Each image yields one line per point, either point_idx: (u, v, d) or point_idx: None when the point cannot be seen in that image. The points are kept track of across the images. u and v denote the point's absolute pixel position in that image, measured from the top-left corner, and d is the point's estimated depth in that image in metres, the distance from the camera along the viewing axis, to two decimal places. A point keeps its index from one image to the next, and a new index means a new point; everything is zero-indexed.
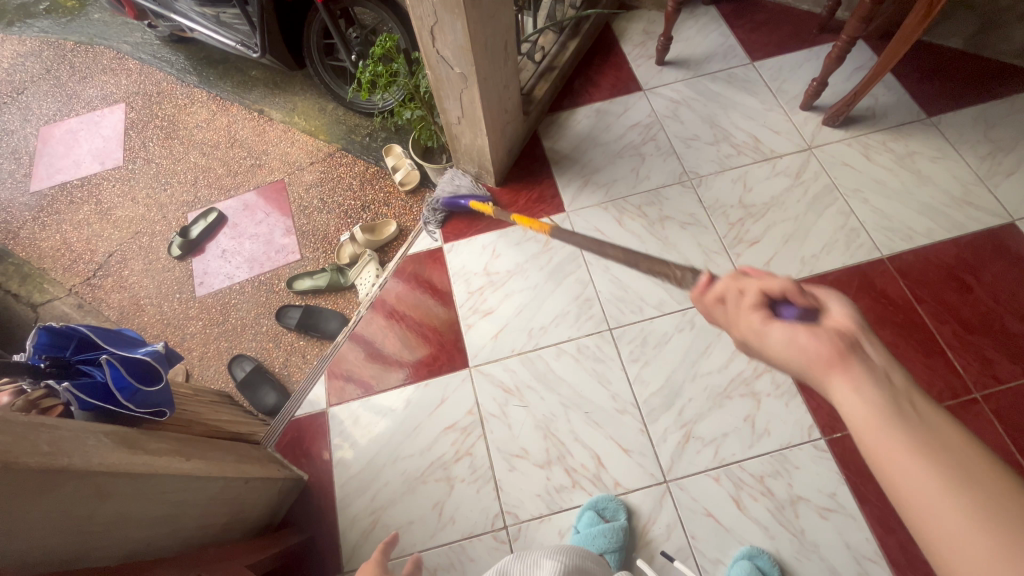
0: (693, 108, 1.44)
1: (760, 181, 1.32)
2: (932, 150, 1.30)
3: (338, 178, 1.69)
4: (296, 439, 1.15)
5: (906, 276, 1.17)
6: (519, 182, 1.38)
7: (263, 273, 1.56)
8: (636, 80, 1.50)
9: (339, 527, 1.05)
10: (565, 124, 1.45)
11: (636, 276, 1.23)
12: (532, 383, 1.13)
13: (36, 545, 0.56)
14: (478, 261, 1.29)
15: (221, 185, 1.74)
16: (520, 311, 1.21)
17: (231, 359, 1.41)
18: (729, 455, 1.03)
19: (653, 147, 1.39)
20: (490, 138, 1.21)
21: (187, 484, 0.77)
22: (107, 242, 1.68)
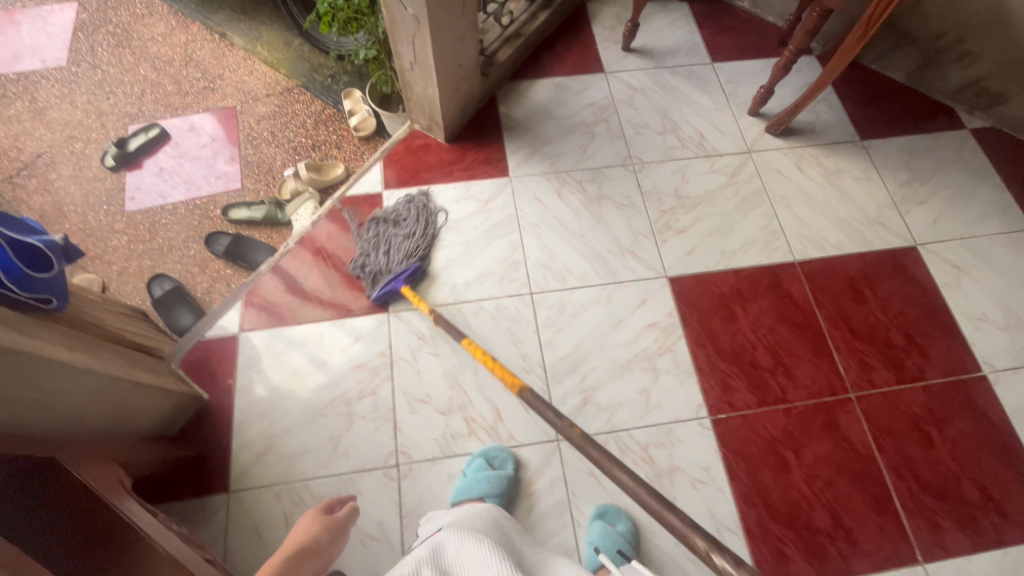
0: (649, 97, 1.47)
1: (698, 176, 1.37)
2: (858, 170, 1.39)
3: (293, 114, 1.66)
4: (202, 359, 1.14)
5: (812, 281, 1.24)
6: (469, 141, 1.39)
7: (200, 197, 1.52)
8: (600, 61, 1.52)
9: (232, 449, 1.05)
10: (523, 93, 1.46)
11: (565, 247, 1.26)
12: (447, 335, 1.16)
13: None
14: (415, 212, 1.30)
15: (168, 103, 1.68)
16: (448, 265, 1.23)
17: (151, 278, 1.38)
18: (620, 423, 1.09)
19: (604, 129, 1.42)
20: (441, 90, 1.22)
21: (63, 373, 0.76)
22: (36, 143, 1.60)
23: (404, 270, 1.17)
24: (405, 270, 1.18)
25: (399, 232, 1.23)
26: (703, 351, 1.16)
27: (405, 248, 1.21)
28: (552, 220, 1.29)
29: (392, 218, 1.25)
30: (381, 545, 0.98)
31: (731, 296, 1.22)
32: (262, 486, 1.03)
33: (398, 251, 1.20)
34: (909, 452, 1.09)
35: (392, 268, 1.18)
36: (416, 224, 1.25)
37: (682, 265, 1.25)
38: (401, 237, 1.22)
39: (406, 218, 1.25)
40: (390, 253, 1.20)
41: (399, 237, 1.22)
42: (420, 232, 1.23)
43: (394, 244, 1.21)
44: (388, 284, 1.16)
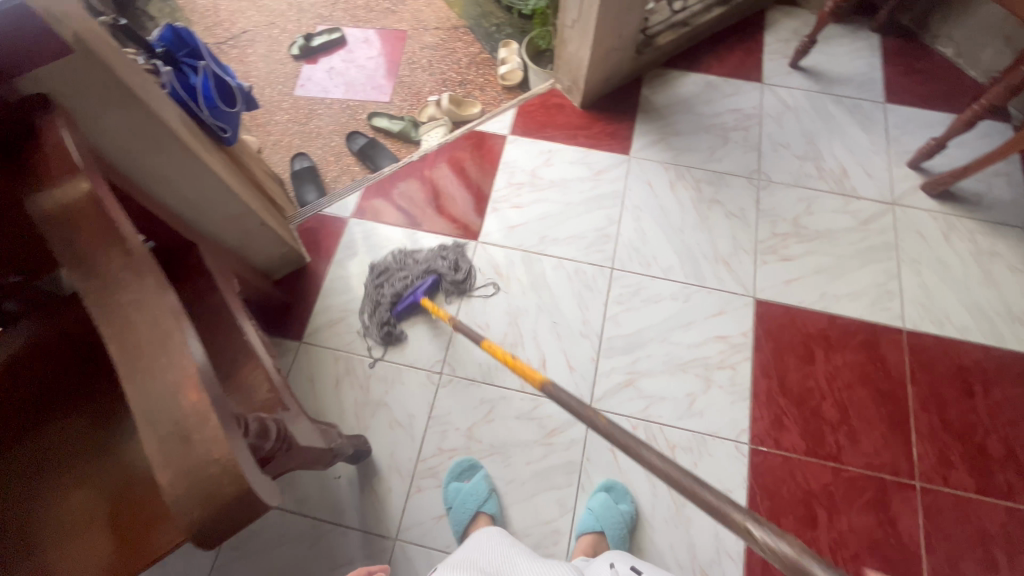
0: (801, 119, 1.40)
1: (825, 210, 1.28)
2: (1017, 259, 1.22)
3: (452, 49, 1.79)
4: (314, 229, 1.30)
5: (915, 355, 1.13)
6: (602, 113, 1.41)
7: (353, 100, 1.70)
8: (761, 71, 1.47)
9: (313, 309, 1.20)
10: (671, 82, 1.45)
11: (661, 237, 1.26)
12: (521, 279, 1.22)
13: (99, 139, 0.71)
14: (530, 162, 1.35)
15: (354, 14, 1.88)
16: (543, 218, 1.28)
17: (295, 154, 1.58)
18: (655, 415, 1.08)
19: (741, 137, 1.37)
20: (592, 54, 1.25)
21: (218, 189, 0.91)
22: (245, 21, 1.88)
23: (423, 283, 1.17)
24: (423, 283, 1.17)
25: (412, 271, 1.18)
26: (766, 381, 1.11)
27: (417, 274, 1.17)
28: (657, 208, 1.29)
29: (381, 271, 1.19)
30: (404, 434, 1.08)
31: (816, 338, 1.15)
32: (326, 348, 1.16)
33: (407, 276, 1.18)
34: (962, 565, 0.97)
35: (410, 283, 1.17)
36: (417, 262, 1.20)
37: (775, 291, 1.20)
38: (390, 284, 1.17)
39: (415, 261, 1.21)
40: (387, 288, 1.16)
41: (400, 275, 1.18)
42: (415, 275, 1.17)
43: (386, 293, 1.16)
44: (405, 295, 1.15)
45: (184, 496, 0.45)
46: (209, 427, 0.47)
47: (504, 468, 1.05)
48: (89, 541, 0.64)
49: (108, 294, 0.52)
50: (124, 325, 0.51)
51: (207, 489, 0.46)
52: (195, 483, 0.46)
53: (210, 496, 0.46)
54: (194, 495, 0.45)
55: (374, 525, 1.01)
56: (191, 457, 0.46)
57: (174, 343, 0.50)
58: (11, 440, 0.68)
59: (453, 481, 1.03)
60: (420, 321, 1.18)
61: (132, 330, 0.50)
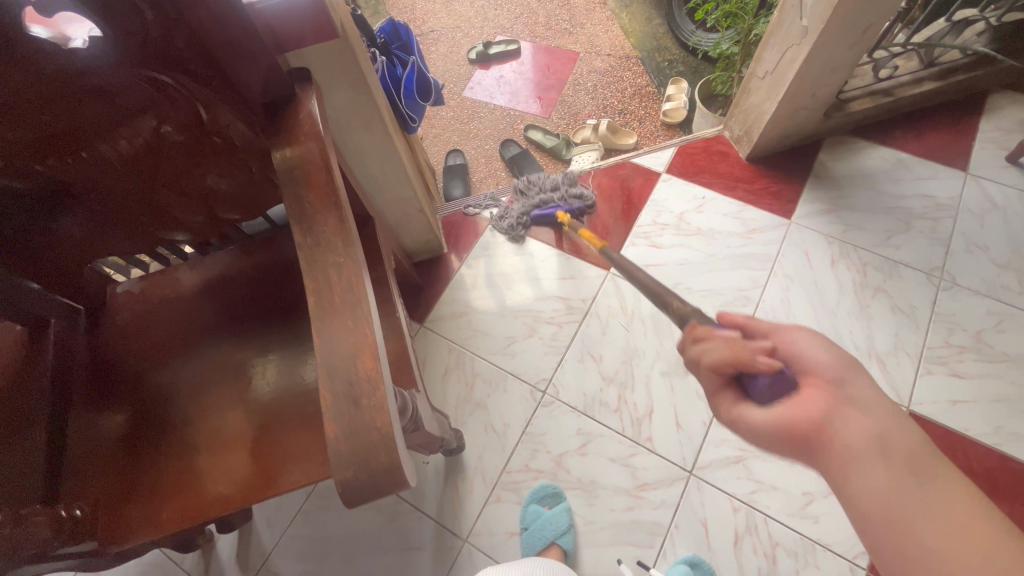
0: (1008, 222, 1.21)
1: (1019, 332, 1.10)
2: None
3: (619, 77, 1.80)
4: (457, 223, 1.37)
5: None
6: (768, 169, 1.34)
7: (515, 110, 1.77)
8: (967, 159, 1.30)
9: (440, 297, 1.26)
10: (854, 152, 1.33)
11: (808, 315, 1.15)
12: (646, 320, 1.18)
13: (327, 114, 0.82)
14: (680, 205, 1.31)
15: (533, 29, 1.96)
16: (682, 264, 1.24)
17: (451, 149, 1.68)
18: (762, 503, 0.99)
19: (927, 226, 1.22)
20: (777, 108, 1.19)
21: (397, 172, 0.99)
22: (435, 22, 2.04)
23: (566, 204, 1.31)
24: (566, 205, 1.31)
25: (557, 185, 1.34)
26: None
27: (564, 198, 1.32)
28: (810, 282, 1.19)
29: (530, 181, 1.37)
30: (496, 441, 1.09)
31: (978, 477, 0.98)
32: (443, 337, 1.21)
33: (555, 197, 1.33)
34: None
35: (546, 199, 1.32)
36: (560, 181, 1.35)
37: (936, 409, 1.04)
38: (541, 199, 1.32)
39: (551, 179, 1.35)
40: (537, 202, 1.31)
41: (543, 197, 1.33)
42: (558, 193, 1.33)
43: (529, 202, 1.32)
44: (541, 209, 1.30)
45: (346, 452, 0.49)
46: (378, 396, 0.51)
47: (586, 507, 1.02)
48: (231, 457, 0.71)
49: (319, 253, 0.58)
50: (325, 281, 0.56)
51: (368, 453, 0.49)
52: (358, 445, 0.49)
53: (370, 460, 0.49)
54: (355, 455, 0.49)
55: (449, 520, 1.03)
56: (358, 419, 0.50)
57: (363, 310, 0.55)
58: (189, 352, 0.79)
59: (531, 501, 1.02)
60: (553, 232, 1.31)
61: (331, 289, 0.56)
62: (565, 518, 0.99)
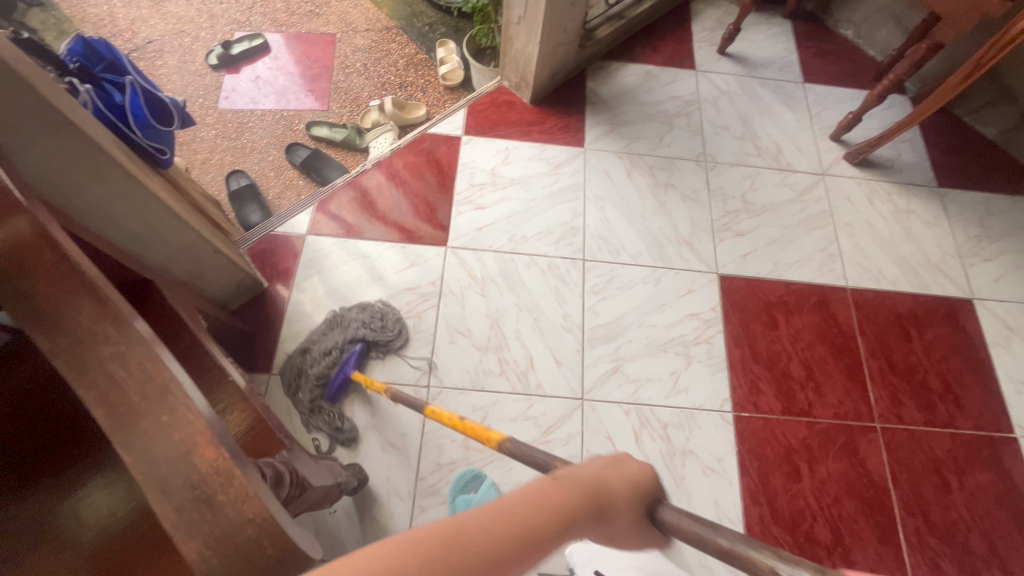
0: (734, 102, 1.49)
1: (767, 186, 1.38)
2: (928, 215, 1.38)
3: (386, 52, 1.72)
4: (268, 250, 1.20)
5: (860, 309, 1.25)
6: (552, 107, 1.43)
7: (287, 110, 1.59)
8: (693, 59, 1.55)
9: (280, 336, 1.12)
10: (613, 74, 1.49)
11: (624, 224, 1.29)
12: (497, 279, 1.20)
13: (28, 170, 0.63)
14: (489, 161, 1.34)
15: (275, 18, 1.75)
16: (510, 216, 1.28)
17: (230, 171, 1.46)
18: (644, 397, 1.12)
19: (684, 122, 1.44)
20: (540, 49, 1.26)
21: (167, 217, 0.82)
22: (149, 30, 1.69)
23: (348, 356, 1.08)
24: (350, 355, 1.09)
25: (341, 335, 1.10)
26: (739, 351, 1.18)
27: (325, 351, 1.08)
28: (617, 197, 1.32)
29: (332, 324, 1.12)
30: (398, 454, 1.03)
31: (776, 305, 1.23)
32: (301, 376, 1.08)
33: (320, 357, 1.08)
34: (923, 489, 1.09)
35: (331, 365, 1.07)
36: (341, 328, 1.11)
37: (735, 266, 1.27)
38: (330, 366, 1.07)
39: (354, 326, 1.11)
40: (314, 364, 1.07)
41: (323, 345, 1.09)
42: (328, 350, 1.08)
43: (314, 368, 1.07)
44: (331, 376, 1.06)
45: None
46: (236, 485, 0.42)
47: (506, 473, 1.03)
48: None
49: (85, 349, 0.45)
50: (110, 384, 0.44)
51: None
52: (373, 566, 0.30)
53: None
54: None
55: None
56: (221, 521, 0.41)
57: (178, 397, 0.44)
58: None
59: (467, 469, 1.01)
60: (357, 400, 1.07)
61: (121, 389, 0.44)
62: (494, 494, 1.00)
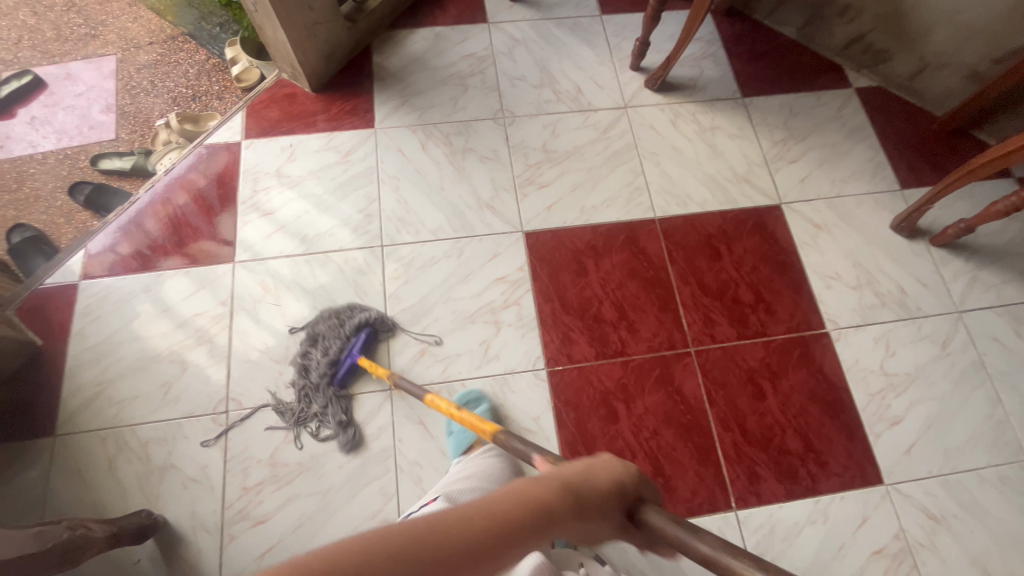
0: (530, 49, 1.43)
1: (568, 131, 1.34)
2: (733, 128, 1.37)
3: (175, 63, 1.60)
4: (40, 305, 1.13)
5: (669, 237, 1.24)
6: (338, 92, 1.35)
7: (71, 148, 1.47)
8: (485, 11, 1.48)
9: (62, 393, 1.05)
10: (400, 43, 1.42)
11: (423, 200, 1.25)
12: (291, 285, 1.15)
13: None
14: (272, 162, 1.27)
15: (45, 48, 1.60)
16: (300, 216, 1.22)
17: (11, 226, 1.35)
18: (454, 374, 1.10)
19: (479, 81, 1.38)
20: (288, 34, 1.18)
21: None
22: None
23: (356, 341, 1.08)
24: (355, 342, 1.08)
25: (325, 338, 1.08)
26: (549, 305, 1.16)
27: (336, 346, 1.07)
28: (412, 173, 1.27)
29: (309, 337, 1.09)
30: (202, 488, 1.00)
31: (584, 251, 1.21)
32: (88, 430, 1.03)
33: (326, 349, 1.08)
34: (738, 404, 1.10)
35: (337, 354, 1.07)
36: (326, 334, 1.08)
37: (540, 220, 1.24)
38: (319, 356, 1.07)
39: (325, 331, 1.08)
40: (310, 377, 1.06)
41: (314, 352, 1.08)
42: (337, 338, 1.08)
43: (321, 360, 1.06)
44: (342, 359, 1.06)
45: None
46: None
47: (318, 481, 1.01)
48: None
49: None
50: None
51: None
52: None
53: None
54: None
55: None
56: None
57: None
58: None
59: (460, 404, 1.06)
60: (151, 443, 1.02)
61: None
62: (489, 416, 1.05)
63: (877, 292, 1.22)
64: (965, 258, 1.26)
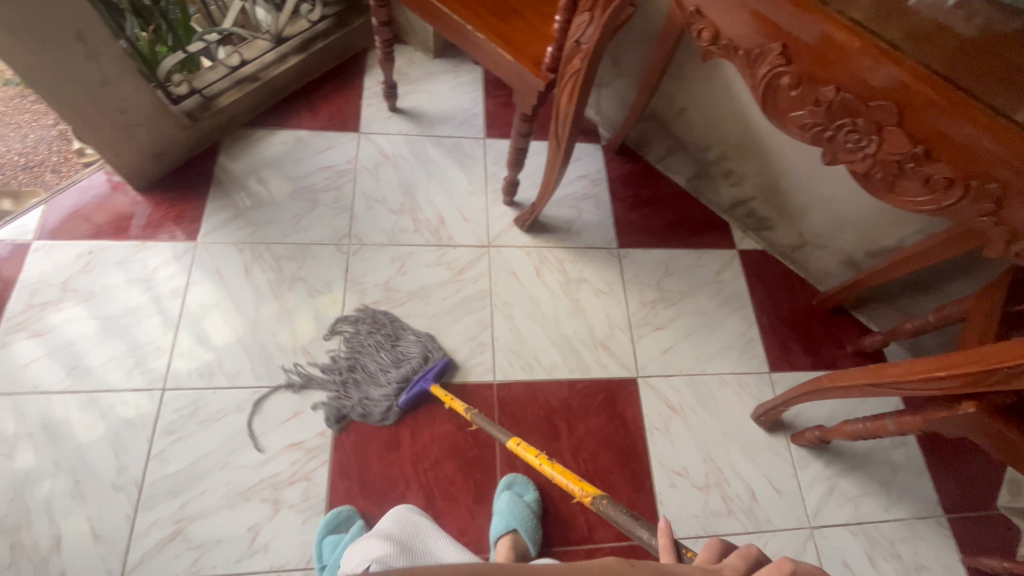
0: (398, 168, 1.32)
1: (418, 267, 1.21)
2: (602, 282, 1.26)
3: (15, 124, 1.43)
4: None
5: (503, 409, 1.10)
6: (166, 193, 1.20)
7: None
8: (359, 118, 1.37)
9: None
10: (253, 144, 1.29)
11: (229, 337, 1.08)
12: (34, 432, 0.96)
13: None
14: (60, 272, 1.10)
15: None
16: (74, 342, 1.04)
17: None
18: (207, 567, 0.91)
19: (331, 198, 1.25)
20: (88, 138, 1.02)
21: None
22: None
23: (431, 367, 1.09)
24: (434, 367, 1.09)
25: (368, 350, 1.10)
26: (344, 484, 1.00)
27: (412, 355, 1.09)
28: (226, 300, 1.12)
29: (371, 333, 1.12)
30: None
31: (403, 418, 1.06)
32: None
33: (398, 364, 1.09)
34: None
35: (415, 369, 1.08)
36: (368, 330, 1.12)
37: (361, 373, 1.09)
38: (391, 368, 1.08)
39: (365, 338, 1.11)
40: (376, 390, 1.06)
41: (371, 361, 1.09)
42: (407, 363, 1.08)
43: (389, 380, 1.07)
44: (412, 381, 1.06)
45: None
46: None
47: None
48: None
49: None
50: None
51: None
52: None
53: None
54: None
55: None
56: None
57: None
58: None
59: (325, 532, 0.94)
60: None
61: None
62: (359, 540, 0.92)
63: (724, 496, 1.09)
64: (825, 462, 1.15)
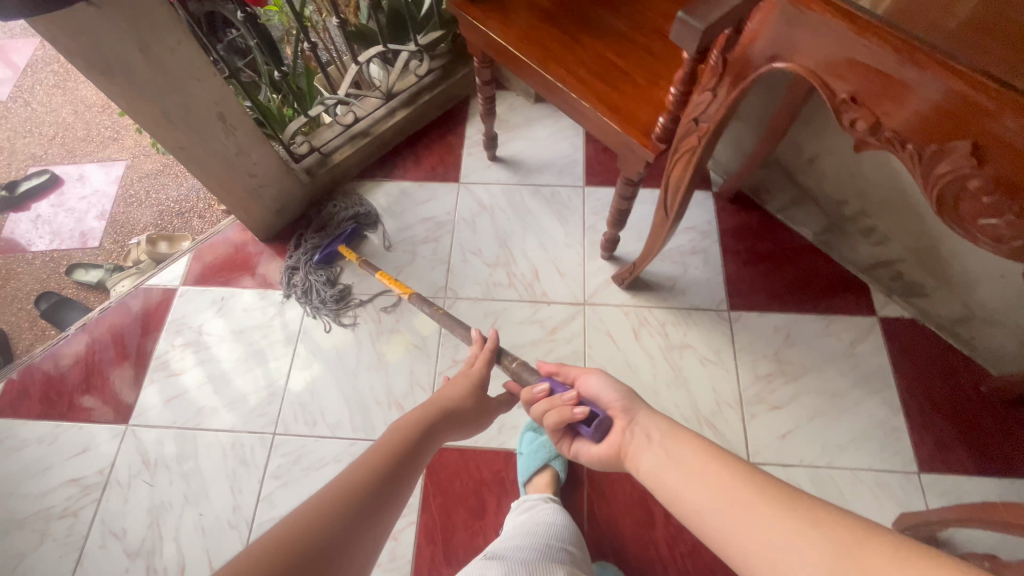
0: (495, 219, 1.31)
1: (510, 324, 1.19)
2: (708, 349, 1.15)
3: (173, 175, 1.65)
4: None
5: (594, 485, 1.03)
6: (286, 243, 1.31)
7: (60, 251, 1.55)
8: (459, 168, 1.38)
9: None
10: (362, 196, 1.36)
11: (332, 387, 1.14)
12: (170, 464, 1.08)
13: None
14: (198, 317, 1.23)
15: (72, 148, 1.72)
16: (206, 383, 1.16)
17: None
18: None
19: (430, 250, 1.28)
20: (225, 200, 1.14)
21: None
22: None
23: (344, 231, 1.27)
24: (344, 230, 1.27)
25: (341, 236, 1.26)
26: (429, 549, 0.99)
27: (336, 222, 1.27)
28: (330, 351, 1.18)
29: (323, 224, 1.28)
30: None
31: (489, 485, 1.04)
32: None
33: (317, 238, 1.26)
34: None
35: (330, 234, 1.27)
36: (331, 222, 1.28)
37: None
38: (314, 232, 1.27)
39: (346, 224, 1.27)
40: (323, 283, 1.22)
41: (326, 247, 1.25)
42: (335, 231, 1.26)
43: (319, 250, 1.25)
44: (330, 243, 1.25)
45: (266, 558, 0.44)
46: None
47: None
48: None
49: None
50: None
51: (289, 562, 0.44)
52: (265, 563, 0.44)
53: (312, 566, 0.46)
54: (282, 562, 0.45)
55: None
56: None
57: None
58: None
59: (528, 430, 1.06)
60: None
61: None
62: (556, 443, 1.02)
63: None
64: None
